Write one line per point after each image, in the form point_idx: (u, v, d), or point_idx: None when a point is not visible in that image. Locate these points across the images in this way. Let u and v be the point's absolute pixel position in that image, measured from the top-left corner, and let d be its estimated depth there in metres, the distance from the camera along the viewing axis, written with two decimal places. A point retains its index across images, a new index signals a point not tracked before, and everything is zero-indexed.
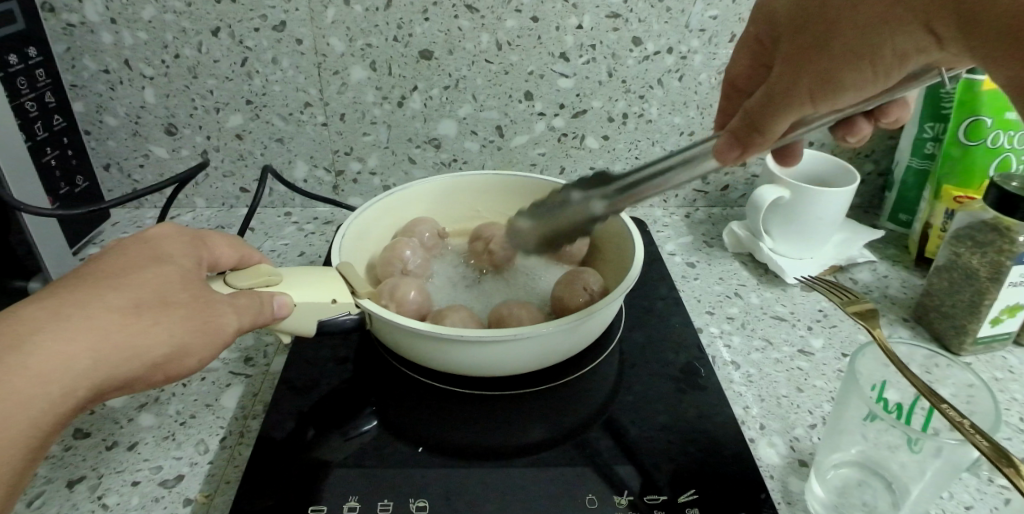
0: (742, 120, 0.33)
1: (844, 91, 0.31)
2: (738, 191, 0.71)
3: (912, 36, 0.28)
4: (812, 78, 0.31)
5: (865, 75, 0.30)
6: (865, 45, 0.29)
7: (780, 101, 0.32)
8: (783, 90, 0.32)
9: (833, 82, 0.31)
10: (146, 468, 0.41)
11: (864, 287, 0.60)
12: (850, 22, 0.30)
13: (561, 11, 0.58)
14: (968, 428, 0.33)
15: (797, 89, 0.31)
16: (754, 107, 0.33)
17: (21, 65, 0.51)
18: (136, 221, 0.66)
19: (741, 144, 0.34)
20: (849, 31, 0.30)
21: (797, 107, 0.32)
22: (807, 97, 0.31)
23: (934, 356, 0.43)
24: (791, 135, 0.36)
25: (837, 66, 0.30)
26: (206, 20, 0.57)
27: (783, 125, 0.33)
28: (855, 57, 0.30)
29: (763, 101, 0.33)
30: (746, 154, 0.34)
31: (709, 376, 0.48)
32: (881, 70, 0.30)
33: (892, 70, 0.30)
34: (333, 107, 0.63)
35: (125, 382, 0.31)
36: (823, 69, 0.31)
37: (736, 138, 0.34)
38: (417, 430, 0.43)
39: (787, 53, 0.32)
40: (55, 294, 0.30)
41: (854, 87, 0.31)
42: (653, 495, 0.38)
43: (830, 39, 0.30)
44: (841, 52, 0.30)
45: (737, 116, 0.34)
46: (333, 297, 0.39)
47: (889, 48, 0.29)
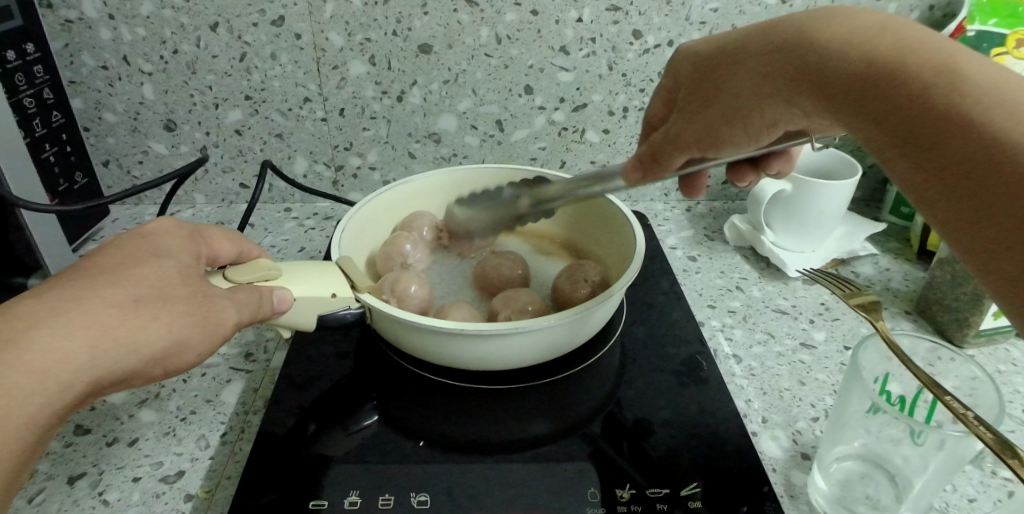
0: (648, 152, 0.39)
1: (722, 144, 0.36)
2: (739, 184, 0.71)
3: (777, 108, 0.32)
4: (700, 129, 0.36)
5: (740, 132, 0.34)
6: (742, 105, 0.33)
7: (674, 142, 0.37)
8: (674, 136, 0.37)
9: (716, 132, 0.35)
10: (147, 463, 0.41)
11: (866, 280, 0.60)
12: (728, 91, 0.34)
13: (561, 4, 0.58)
14: (972, 419, 0.33)
15: (687, 134, 0.36)
16: (657, 144, 0.38)
17: (19, 61, 0.51)
18: (135, 218, 0.66)
19: (643, 170, 0.39)
20: (727, 94, 0.34)
21: (684, 150, 0.37)
22: (694, 143, 0.36)
23: (938, 348, 0.43)
24: (701, 173, 0.40)
25: (716, 120, 0.35)
26: (205, 15, 0.57)
27: (680, 160, 0.38)
28: (737, 111, 0.34)
29: (662, 141, 0.38)
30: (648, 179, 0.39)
31: (711, 370, 0.47)
32: (753, 127, 0.34)
33: (767, 130, 0.34)
34: (333, 102, 0.62)
35: (125, 376, 0.30)
36: (704, 124, 0.35)
37: (640, 165, 0.39)
38: (418, 425, 0.43)
39: (683, 108, 0.37)
40: (53, 289, 0.30)
41: (733, 142, 0.35)
42: (656, 489, 0.38)
43: (712, 99, 0.35)
44: (721, 113, 0.34)
45: (644, 148, 0.39)
46: (332, 290, 0.39)
47: (763, 111, 0.33)
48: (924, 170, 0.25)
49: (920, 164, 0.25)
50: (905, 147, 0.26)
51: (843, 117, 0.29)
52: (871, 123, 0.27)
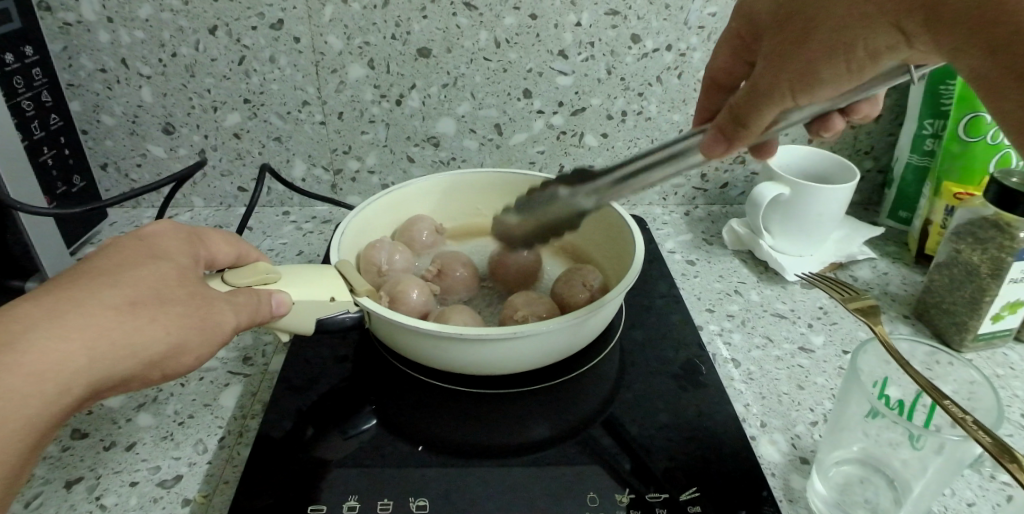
0: (728, 116, 0.35)
1: (822, 87, 0.32)
2: (737, 188, 0.71)
3: (879, 35, 0.30)
4: (795, 70, 0.32)
5: (840, 68, 0.31)
6: (841, 40, 0.30)
7: (758, 98, 0.33)
8: (764, 85, 0.33)
9: (811, 77, 0.31)
10: (144, 468, 0.40)
11: (864, 284, 0.60)
12: (829, 18, 0.30)
13: (560, 8, 0.58)
14: (971, 424, 0.33)
15: (776, 82, 0.32)
16: (739, 102, 0.34)
17: (17, 64, 0.51)
18: (133, 221, 0.66)
19: (726, 140, 0.36)
20: (827, 26, 0.30)
21: (775, 103, 0.33)
22: (788, 93, 0.32)
23: (935, 352, 0.43)
24: (774, 129, 0.37)
25: (814, 62, 0.31)
26: (204, 18, 0.57)
27: (767, 119, 0.34)
28: (834, 50, 0.31)
29: (744, 98, 0.34)
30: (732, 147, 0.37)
31: (710, 374, 0.47)
32: (856, 63, 0.31)
33: (867, 66, 0.31)
34: (332, 105, 0.62)
35: (123, 379, 0.30)
36: (799, 63, 0.32)
37: (721, 133, 0.36)
38: (417, 429, 0.43)
39: (772, 46, 0.33)
40: (50, 292, 0.30)
41: (833, 80, 0.32)
42: (655, 493, 0.38)
43: (810, 34, 0.31)
44: (818, 51, 0.31)
45: (723, 113, 0.35)
46: (331, 294, 0.39)
47: (863, 44, 0.30)
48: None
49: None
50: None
51: (952, 47, 0.27)
52: (987, 53, 0.26)
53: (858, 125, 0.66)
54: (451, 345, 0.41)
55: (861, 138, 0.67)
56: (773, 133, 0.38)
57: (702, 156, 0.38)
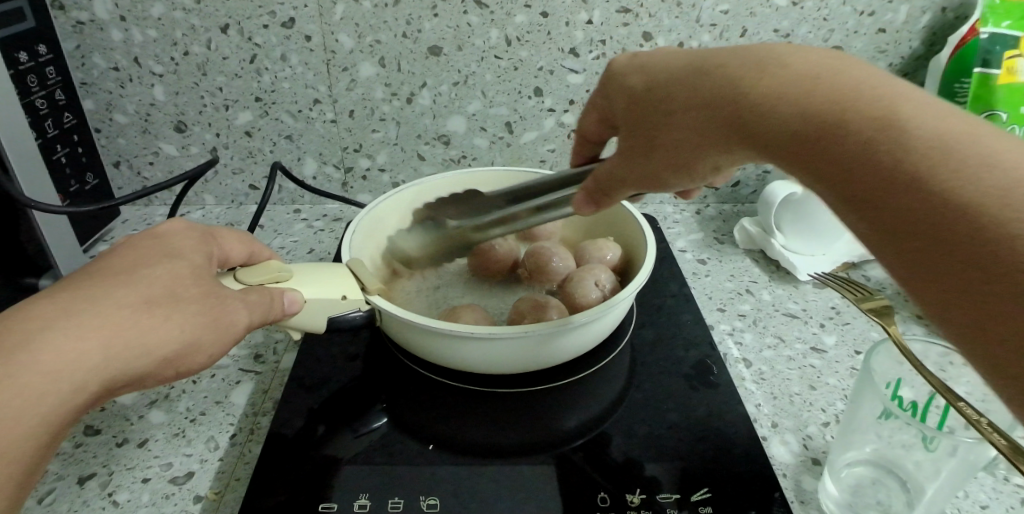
0: (593, 185, 0.38)
1: (673, 180, 0.36)
2: (749, 187, 0.71)
3: (720, 154, 0.33)
4: (666, 145, 0.34)
5: (682, 178, 0.35)
6: (687, 148, 0.33)
7: (626, 174, 0.36)
8: (635, 160, 0.36)
9: (668, 170, 0.35)
10: (157, 464, 0.41)
11: (877, 284, 0.59)
12: (685, 119, 0.33)
13: (570, 6, 0.58)
14: (985, 426, 0.33)
15: (630, 170, 0.36)
16: (612, 170, 0.37)
17: (30, 63, 0.51)
18: (145, 219, 0.66)
19: (594, 201, 0.39)
20: (691, 125, 0.33)
21: (633, 187, 0.37)
22: (646, 180, 0.36)
23: (950, 353, 0.42)
24: (647, 193, 0.40)
25: (675, 157, 0.34)
26: (216, 17, 0.57)
27: (628, 193, 0.37)
28: (698, 139, 0.33)
29: (608, 175, 0.37)
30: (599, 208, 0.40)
31: (722, 374, 0.47)
32: (695, 174, 0.35)
33: (724, 164, 0.34)
34: (343, 104, 0.62)
35: (137, 378, 0.31)
36: (651, 167, 0.35)
37: (592, 200, 0.39)
38: (428, 428, 0.43)
39: (636, 131, 0.36)
40: (66, 289, 0.30)
41: (680, 179, 0.36)
42: (666, 494, 0.38)
43: (673, 116, 0.33)
44: (676, 145, 0.34)
45: (590, 178, 0.39)
46: (342, 293, 0.39)
47: (702, 161, 0.34)
48: (914, 266, 0.25)
49: (890, 240, 0.25)
50: (894, 240, 0.25)
51: (797, 170, 0.29)
52: (832, 183, 0.27)
53: None
54: (454, 343, 0.41)
55: None
56: (637, 197, 0.41)
57: (573, 209, 0.41)
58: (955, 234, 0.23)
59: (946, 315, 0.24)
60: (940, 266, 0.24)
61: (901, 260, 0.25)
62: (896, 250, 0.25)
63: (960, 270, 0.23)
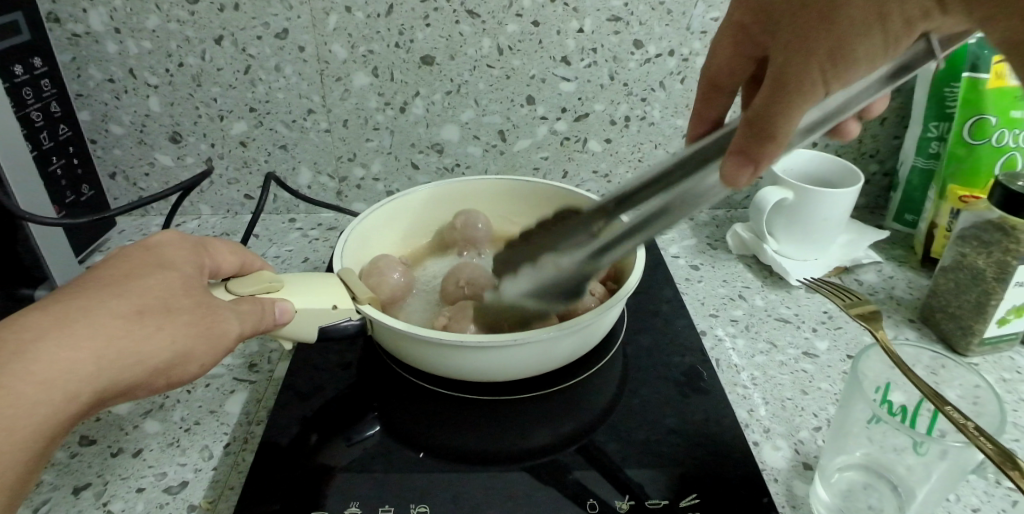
0: (748, 131, 0.30)
1: (853, 70, 0.30)
2: (742, 193, 0.71)
3: (913, 4, 0.28)
4: (827, 41, 0.29)
5: (874, 44, 0.29)
6: (874, 10, 0.28)
7: (788, 98, 0.30)
8: (792, 78, 0.30)
9: (844, 58, 0.29)
10: (151, 474, 0.41)
11: (869, 288, 0.60)
12: (850, 1, 0.29)
13: (562, 15, 0.58)
14: (973, 431, 0.33)
15: (806, 70, 0.30)
16: (762, 109, 0.30)
17: (26, 75, 0.52)
18: (141, 229, 0.67)
19: (751, 160, 0.30)
20: (853, 7, 0.29)
21: (809, 97, 0.30)
22: (818, 81, 0.30)
23: (940, 357, 0.42)
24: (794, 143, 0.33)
25: (845, 39, 0.29)
26: (210, 29, 0.58)
27: (796, 122, 0.30)
28: (867, 26, 0.29)
29: (767, 98, 0.30)
30: (760, 169, 0.31)
31: (713, 379, 0.47)
32: (891, 36, 0.29)
33: (902, 36, 0.29)
34: (337, 113, 0.63)
35: (130, 387, 0.31)
36: (829, 47, 0.29)
37: (746, 154, 0.31)
38: (420, 436, 0.43)
39: (789, 41, 0.31)
40: (58, 301, 0.30)
41: (865, 61, 0.30)
42: (656, 500, 0.38)
43: (836, 14, 0.29)
44: (849, 27, 0.29)
45: (740, 129, 0.31)
46: (334, 302, 0.40)
47: (890, 19, 0.29)
48: None
49: None
50: None
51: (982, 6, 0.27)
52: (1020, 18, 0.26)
53: (863, 128, 0.66)
54: (452, 352, 0.41)
55: (866, 142, 0.67)
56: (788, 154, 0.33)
57: (722, 185, 0.32)
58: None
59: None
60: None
61: None
62: None
63: None
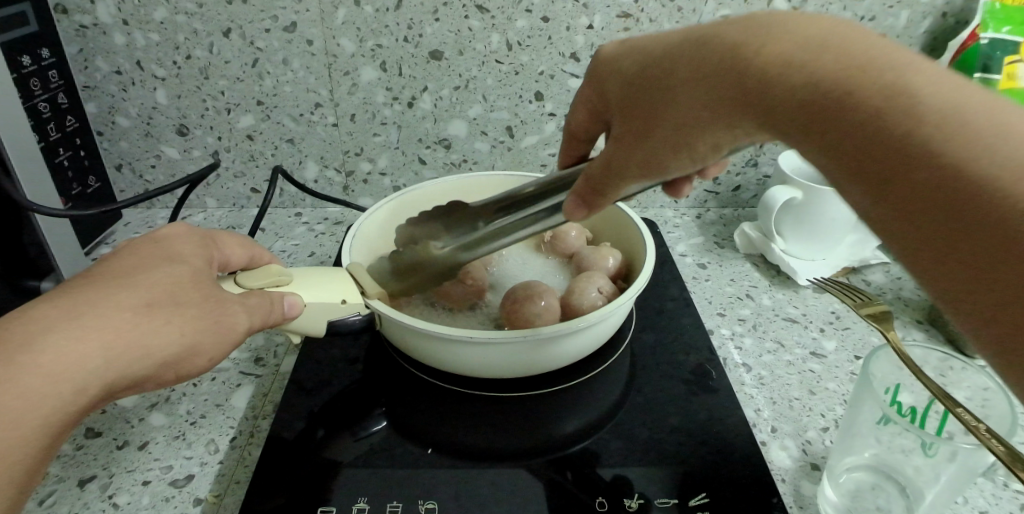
0: (586, 182, 0.35)
1: (670, 168, 0.33)
2: (750, 191, 0.71)
3: (721, 132, 0.30)
4: (648, 151, 0.33)
5: (684, 159, 0.32)
6: (684, 132, 0.31)
7: (614, 176, 0.34)
8: (617, 163, 0.34)
9: (659, 162, 0.33)
10: (157, 467, 0.41)
11: (877, 289, 0.59)
12: (671, 116, 0.31)
13: (572, 11, 0.58)
14: (984, 432, 0.33)
15: (625, 164, 0.34)
16: (596, 174, 0.35)
17: (33, 66, 0.52)
18: (147, 222, 0.67)
19: (585, 204, 0.36)
20: (672, 124, 0.31)
21: (630, 179, 0.34)
22: (640, 172, 0.34)
23: (949, 358, 0.42)
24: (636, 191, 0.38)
25: (657, 152, 0.32)
26: (218, 21, 0.57)
27: (622, 190, 0.35)
28: (677, 146, 0.32)
29: (602, 169, 0.34)
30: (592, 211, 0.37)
31: (721, 379, 0.47)
32: (697, 155, 0.32)
33: (709, 155, 0.32)
34: (344, 108, 0.63)
35: (139, 380, 0.31)
36: (646, 155, 0.33)
37: (580, 198, 0.36)
38: (426, 431, 0.43)
39: (627, 129, 0.33)
40: (68, 291, 0.30)
41: (679, 167, 0.33)
42: (665, 499, 0.38)
43: (654, 127, 0.32)
44: (663, 141, 0.32)
45: (581, 179, 0.36)
46: (342, 297, 0.40)
47: (704, 140, 0.31)
48: (906, 216, 0.24)
49: (897, 199, 0.24)
50: (879, 185, 0.25)
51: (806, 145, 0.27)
52: (818, 151, 0.27)
53: None
54: (443, 345, 0.41)
55: None
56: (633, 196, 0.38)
57: (565, 215, 0.38)
58: (907, 155, 0.24)
59: (975, 329, 0.23)
60: (905, 225, 0.24)
61: (908, 216, 0.24)
62: (907, 219, 0.24)
63: (945, 248, 0.23)
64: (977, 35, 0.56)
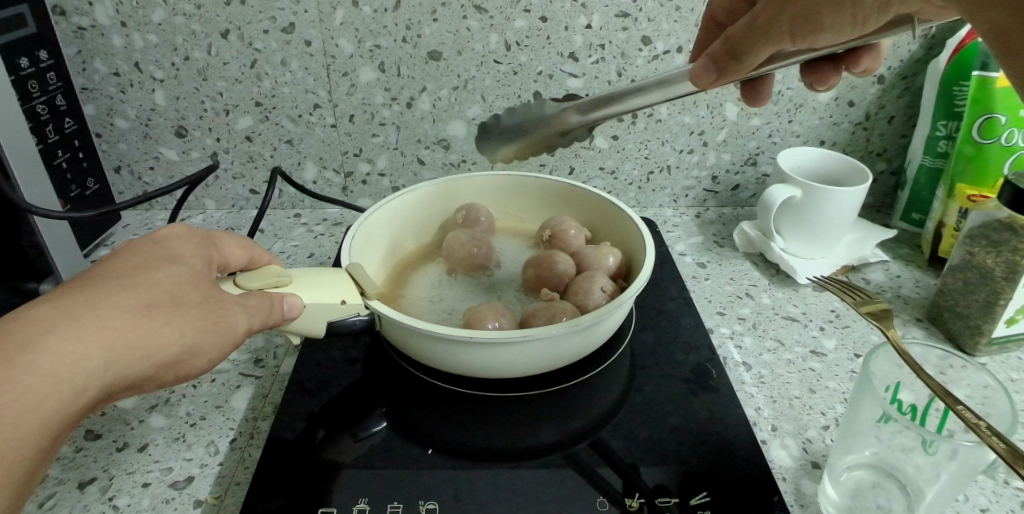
0: (723, 45, 0.39)
1: (822, 29, 0.36)
2: (749, 191, 0.71)
3: None
4: (799, 5, 0.36)
5: (843, 15, 0.35)
6: None
7: (759, 35, 0.37)
8: (764, 23, 0.37)
9: (814, 12, 0.35)
10: (156, 469, 0.41)
11: (876, 287, 0.59)
12: None
13: (570, 11, 0.58)
14: (985, 430, 0.33)
15: (777, 19, 0.36)
16: (739, 34, 0.38)
17: (32, 68, 0.51)
18: (146, 223, 0.67)
19: (717, 70, 0.39)
20: None
21: (775, 40, 0.37)
22: (788, 31, 0.37)
23: (949, 356, 0.42)
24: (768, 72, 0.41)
25: (816, 5, 0.35)
26: (217, 22, 0.57)
27: (761, 55, 0.38)
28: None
29: (745, 30, 0.38)
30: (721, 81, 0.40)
31: (721, 378, 0.47)
32: (860, 11, 0.34)
33: (872, 15, 0.35)
34: (342, 108, 0.63)
35: (137, 381, 0.31)
36: (801, 6, 0.36)
37: (711, 61, 0.39)
38: (425, 432, 0.43)
39: None
40: (67, 292, 0.30)
41: (834, 26, 0.36)
42: (666, 498, 0.38)
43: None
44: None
45: (719, 42, 0.39)
46: (342, 297, 0.40)
47: None
48: None
49: None
50: None
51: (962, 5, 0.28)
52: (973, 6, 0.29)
53: (871, 127, 0.66)
54: (449, 346, 0.41)
55: (873, 140, 0.67)
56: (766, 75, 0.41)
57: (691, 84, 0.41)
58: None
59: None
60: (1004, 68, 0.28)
61: None
62: None
63: None
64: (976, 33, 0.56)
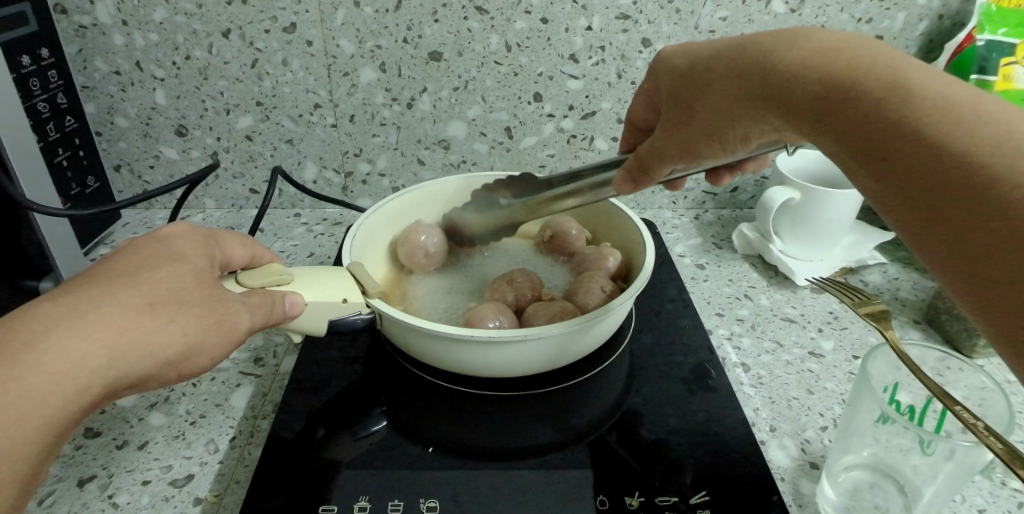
0: (636, 162, 0.39)
1: (705, 157, 0.37)
2: (748, 192, 0.71)
3: (751, 123, 0.34)
4: (683, 137, 0.37)
5: (716, 145, 0.36)
6: (719, 120, 0.35)
7: (657, 154, 0.38)
8: (660, 146, 0.38)
9: (695, 147, 0.36)
10: (156, 467, 0.41)
11: (874, 289, 0.60)
12: (704, 111, 0.35)
13: (570, 12, 0.58)
14: (982, 430, 0.33)
15: (665, 149, 0.37)
16: (642, 158, 0.39)
17: (33, 66, 0.52)
18: (146, 222, 0.67)
19: (631, 181, 0.40)
20: (704, 112, 0.35)
21: (669, 161, 0.38)
22: (676, 156, 0.37)
23: (946, 357, 0.42)
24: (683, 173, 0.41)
25: (694, 139, 0.36)
26: (218, 22, 0.57)
27: (667, 169, 0.38)
28: (711, 130, 0.35)
29: (648, 151, 0.38)
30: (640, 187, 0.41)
31: (720, 378, 0.47)
32: (728, 142, 0.35)
33: (740, 144, 0.36)
34: (343, 108, 0.63)
35: (141, 379, 0.31)
36: (685, 139, 0.36)
37: (630, 176, 0.40)
38: (425, 431, 0.43)
39: (667, 120, 0.38)
40: (71, 289, 0.30)
41: (713, 153, 0.36)
42: (664, 497, 0.38)
43: (691, 119, 0.36)
44: (697, 129, 0.36)
45: (633, 159, 0.40)
46: (343, 296, 0.40)
47: (735, 128, 0.35)
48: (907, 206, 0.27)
49: (895, 184, 0.27)
50: (886, 180, 0.27)
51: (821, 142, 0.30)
52: (831, 137, 0.30)
53: None
54: (448, 346, 0.41)
55: None
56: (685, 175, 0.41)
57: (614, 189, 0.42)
58: (909, 146, 0.26)
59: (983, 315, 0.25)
60: (904, 201, 0.27)
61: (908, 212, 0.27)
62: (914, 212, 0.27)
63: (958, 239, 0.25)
64: (975, 36, 0.56)
